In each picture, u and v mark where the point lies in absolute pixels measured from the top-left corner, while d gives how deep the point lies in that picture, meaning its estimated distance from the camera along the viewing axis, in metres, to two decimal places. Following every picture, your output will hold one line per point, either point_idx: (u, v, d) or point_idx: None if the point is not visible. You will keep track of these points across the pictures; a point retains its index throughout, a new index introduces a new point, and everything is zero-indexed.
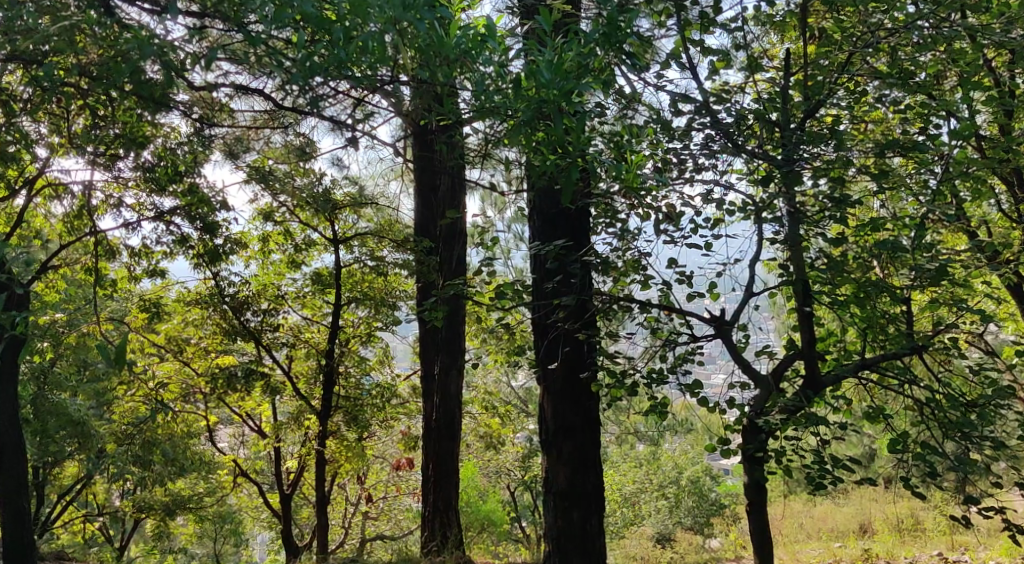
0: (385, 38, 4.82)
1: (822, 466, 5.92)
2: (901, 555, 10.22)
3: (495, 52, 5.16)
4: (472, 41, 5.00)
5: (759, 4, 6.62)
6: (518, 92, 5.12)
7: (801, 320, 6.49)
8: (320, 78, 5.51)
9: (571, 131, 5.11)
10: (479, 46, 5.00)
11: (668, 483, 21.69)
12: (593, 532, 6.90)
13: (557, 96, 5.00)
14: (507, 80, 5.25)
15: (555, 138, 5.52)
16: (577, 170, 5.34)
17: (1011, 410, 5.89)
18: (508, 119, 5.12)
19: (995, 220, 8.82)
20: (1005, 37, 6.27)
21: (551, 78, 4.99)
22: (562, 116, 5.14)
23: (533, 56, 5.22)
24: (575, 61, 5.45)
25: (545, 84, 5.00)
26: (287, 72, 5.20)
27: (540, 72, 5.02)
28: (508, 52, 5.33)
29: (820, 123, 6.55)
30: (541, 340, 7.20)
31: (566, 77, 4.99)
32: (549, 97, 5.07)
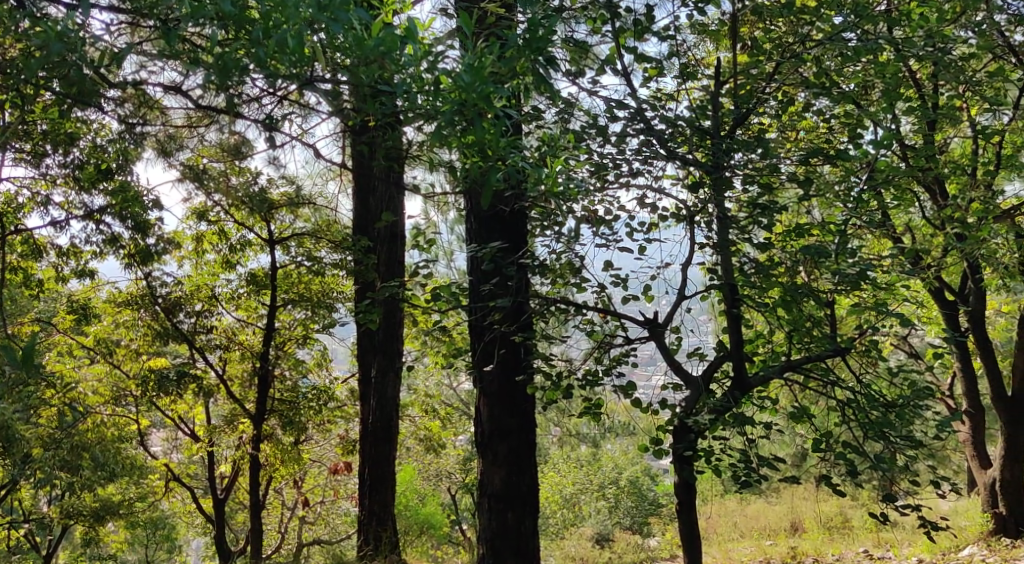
0: (304, 37, 4.77)
1: (748, 465, 6.04)
2: (829, 554, 10.42)
3: (416, 53, 5.11)
4: (392, 42, 4.94)
5: (692, 13, 6.75)
6: (438, 94, 5.09)
7: (731, 324, 6.61)
8: (245, 78, 5.46)
9: (489, 133, 5.09)
10: (398, 46, 4.91)
11: (608, 484, 21.75)
12: (526, 534, 6.93)
13: (476, 98, 4.93)
14: (431, 82, 5.23)
15: (476, 140, 5.42)
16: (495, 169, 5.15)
17: (930, 411, 6.06)
18: (429, 120, 5.11)
19: (920, 227, 9.10)
20: (925, 50, 6.45)
21: (470, 81, 4.93)
22: (482, 118, 5.12)
23: (456, 56, 5.16)
24: (502, 65, 5.46)
25: (464, 87, 4.94)
26: (209, 70, 5.12)
27: (456, 77, 4.98)
28: (433, 52, 5.27)
29: (750, 130, 6.69)
30: (478, 341, 7.19)
31: (485, 80, 4.91)
32: (468, 100, 5.03)
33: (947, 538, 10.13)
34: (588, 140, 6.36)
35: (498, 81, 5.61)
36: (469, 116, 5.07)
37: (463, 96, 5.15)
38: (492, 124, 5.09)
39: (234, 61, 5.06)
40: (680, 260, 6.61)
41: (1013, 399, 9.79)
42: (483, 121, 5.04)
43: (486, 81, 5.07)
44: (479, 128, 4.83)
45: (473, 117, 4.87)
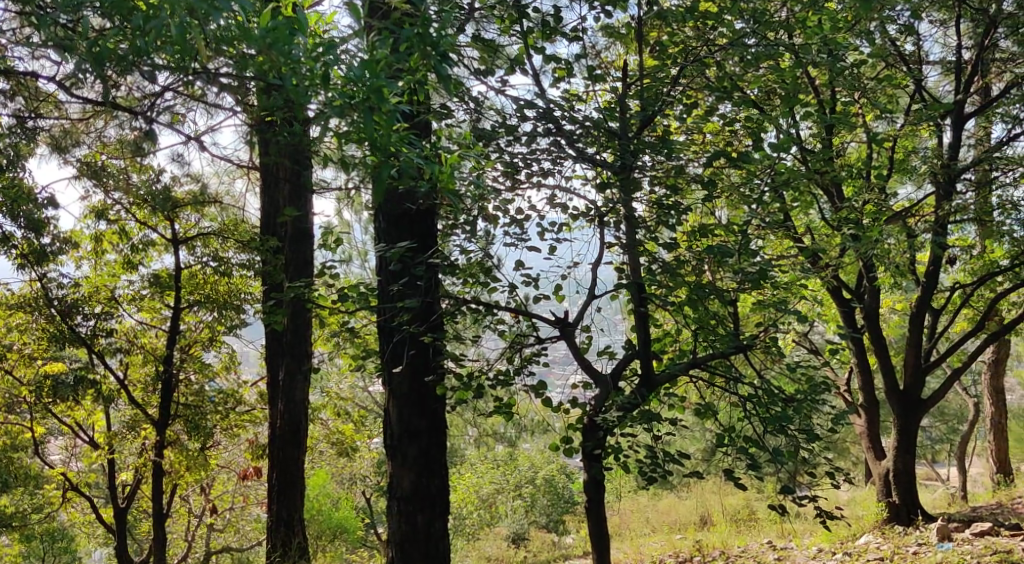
0: (189, 28, 4.64)
1: (653, 460, 6.15)
2: (735, 546, 10.66)
3: (306, 45, 5.01)
4: (279, 33, 4.81)
5: (599, 15, 6.82)
6: (328, 86, 5.02)
7: (639, 323, 6.74)
8: (135, 70, 5.30)
9: (384, 130, 5.05)
10: (287, 39, 4.81)
11: (524, 483, 21.78)
12: (436, 536, 6.90)
13: (366, 90, 4.89)
14: (324, 79, 5.16)
15: (369, 136, 5.34)
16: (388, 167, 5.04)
17: (827, 406, 6.29)
18: (320, 116, 5.05)
19: (819, 227, 9.40)
20: (820, 56, 6.67)
21: (361, 73, 4.89)
22: (377, 114, 5.08)
23: (352, 53, 5.08)
24: (398, 59, 5.40)
25: (354, 79, 4.91)
26: (91, 60, 4.95)
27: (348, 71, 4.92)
28: (329, 45, 5.20)
29: (656, 132, 6.81)
30: (386, 342, 7.10)
31: (375, 72, 4.89)
32: (361, 96, 4.98)
33: (845, 528, 10.48)
34: (497, 140, 6.39)
35: (400, 78, 5.56)
36: (362, 112, 5.01)
37: (358, 93, 5.09)
38: (386, 121, 5.06)
39: (118, 49, 4.92)
40: (590, 259, 6.67)
41: (905, 391, 10.19)
42: (375, 117, 4.98)
43: (380, 74, 5.04)
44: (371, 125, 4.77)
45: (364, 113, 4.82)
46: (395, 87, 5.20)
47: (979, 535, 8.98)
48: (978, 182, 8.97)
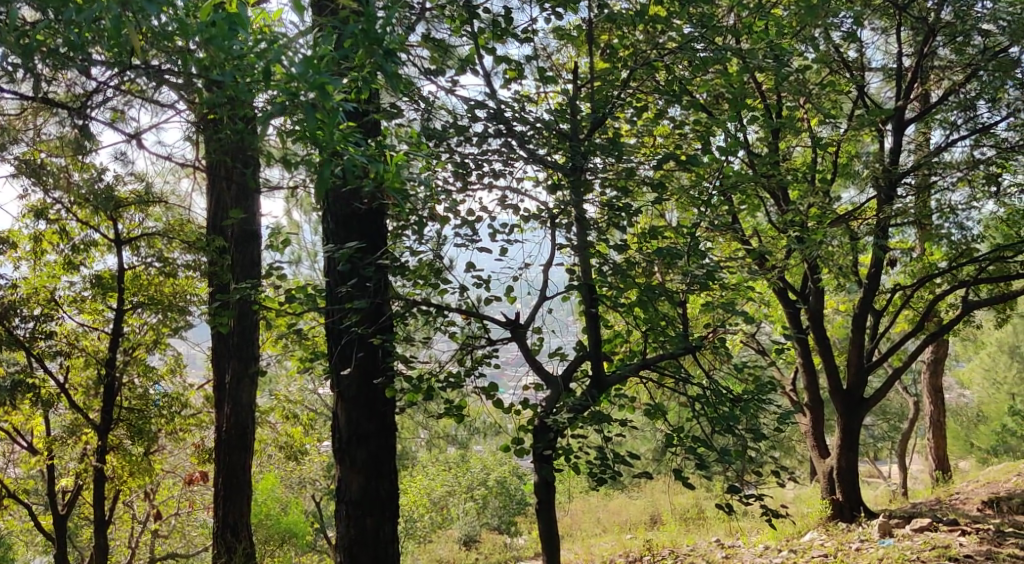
0: (124, 21, 4.50)
1: (603, 461, 6.16)
2: (683, 545, 10.72)
3: (246, 41, 4.89)
4: (218, 28, 4.75)
5: (550, 17, 6.81)
6: (268, 82, 4.89)
7: (590, 324, 6.74)
8: (70, 64, 5.14)
9: (328, 128, 4.95)
10: (227, 33, 4.75)
11: (476, 485, 21.69)
12: (384, 539, 6.82)
13: (308, 88, 4.77)
14: (264, 75, 5.04)
15: (313, 134, 5.25)
16: (330, 166, 4.92)
17: (773, 405, 6.37)
18: (263, 114, 4.99)
19: (766, 229, 9.51)
20: (766, 61, 6.75)
21: (302, 70, 4.78)
22: (320, 112, 4.98)
23: (293, 49, 4.97)
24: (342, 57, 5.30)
25: (296, 76, 4.79)
26: (22, 53, 4.79)
27: (289, 68, 4.87)
28: (271, 41, 5.09)
29: (606, 134, 6.83)
30: (335, 344, 7.01)
31: (317, 69, 4.77)
32: (304, 93, 4.88)
33: (791, 526, 10.60)
34: (448, 140, 6.35)
35: (345, 76, 5.46)
36: (305, 110, 4.92)
37: (300, 90, 4.99)
38: (331, 119, 4.97)
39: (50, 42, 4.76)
40: (541, 260, 6.66)
41: (848, 391, 10.35)
42: (318, 115, 4.95)
43: (323, 72, 4.93)
44: (312, 121, 4.73)
45: (306, 110, 4.77)
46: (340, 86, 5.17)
47: (920, 531, 9.16)
48: (918, 186, 9.15)
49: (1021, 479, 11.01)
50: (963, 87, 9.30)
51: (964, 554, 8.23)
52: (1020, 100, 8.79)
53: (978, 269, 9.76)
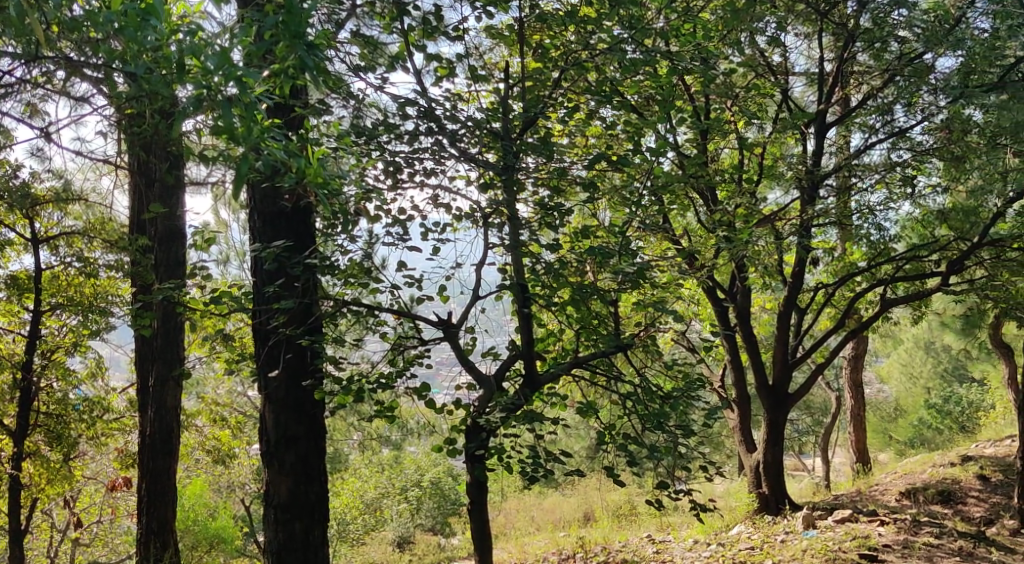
0: (28, 8, 4.33)
1: (535, 460, 6.16)
2: (615, 541, 10.79)
3: (157, 32, 4.75)
4: (130, 18, 4.66)
5: (481, 15, 6.78)
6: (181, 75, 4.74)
7: (523, 324, 6.73)
8: None
9: (245, 123, 4.82)
10: (139, 24, 4.65)
11: (410, 487, 21.48)
12: (314, 544, 6.71)
13: (222, 81, 4.65)
14: (177, 68, 4.90)
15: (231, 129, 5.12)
16: (248, 162, 4.79)
17: (702, 401, 6.46)
18: (179, 107, 4.89)
19: (695, 228, 9.62)
20: (692, 63, 6.82)
21: (217, 64, 4.66)
22: (238, 107, 4.86)
23: (207, 42, 4.84)
24: (262, 50, 5.17)
25: (211, 70, 4.67)
26: None
27: (206, 60, 4.79)
28: (185, 33, 4.95)
29: (537, 133, 6.82)
30: (262, 346, 6.86)
31: (231, 62, 4.66)
32: (219, 86, 4.75)
33: (719, 520, 10.75)
34: (379, 138, 6.28)
35: (267, 70, 5.34)
36: (221, 104, 4.79)
37: (216, 84, 4.86)
38: (249, 114, 4.84)
39: None
40: (473, 260, 6.63)
41: (774, 387, 10.54)
42: (236, 107, 4.86)
43: (239, 65, 4.80)
44: (229, 114, 4.65)
45: (222, 102, 4.69)
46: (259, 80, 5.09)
47: (841, 522, 9.39)
48: (839, 188, 9.36)
49: (936, 470, 11.36)
50: (881, 92, 9.56)
51: (882, 544, 8.51)
52: (932, 104, 9.05)
53: (895, 268, 10.00)
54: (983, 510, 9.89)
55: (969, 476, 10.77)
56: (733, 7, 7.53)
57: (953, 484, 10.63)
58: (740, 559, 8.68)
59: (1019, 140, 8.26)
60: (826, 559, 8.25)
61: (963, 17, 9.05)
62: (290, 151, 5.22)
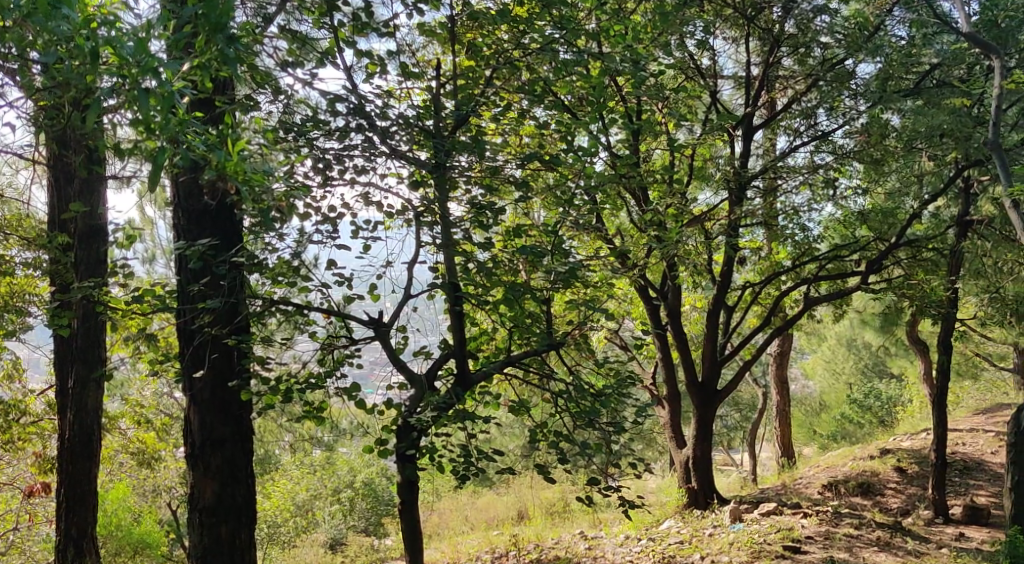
0: None
1: (466, 458, 6.15)
2: (547, 538, 10.84)
3: (69, 20, 4.62)
4: (41, 5, 4.53)
5: (412, 12, 6.74)
6: (95, 65, 4.62)
7: (455, 322, 6.72)
8: None
9: (163, 115, 4.72)
10: (49, 11, 4.52)
11: (343, 488, 21.22)
12: (240, 547, 6.60)
13: (138, 73, 4.56)
14: (92, 58, 4.78)
15: (149, 122, 5.00)
16: (166, 155, 4.69)
17: (632, 398, 6.54)
18: (94, 99, 4.77)
19: (627, 228, 9.72)
20: (623, 65, 6.87)
21: (132, 55, 4.56)
22: (155, 98, 4.76)
23: (123, 32, 4.73)
24: (183, 42, 5.07)
25: (126, 61, 4.56)
26: None
27: (122, 51, 4.68)
28: (101, 23, 4.82)
29: (470, 132, 6.80)
30: (187, 345, 6.71)
31: (148, 53, 4.56)
32: (134, 77, 4.64)
33: (650, 515, 10.89)
34: (308, 135, 6.17)
35: (188, 62, 5.23)
36: (137, 95, 4.68)
37: (132, 74, 4.75)
38: (167, 106, 4.74)
39: None
40: (404, 258, 6.60)
41: (703, 383, 10.70)
42: (153, 100, 4.76)
43: (156, 56, 4.70)
44: (146, 107, 4.55)
45: (139, 95, 4.58)
46: (180, 73, 4.99)
47: (766, 515, 9.60)
48: (765, 189, 9.56)
49: (856, 463, 11.69)
50: (804, 96, 9.79)
51: (805, 536, 8.73)
52: (853, 109, 9.36)
53: (818, 267, 10.23)
54: (900, 501, 10.22)
55: (887, 469, 11.11)
56: (662, 11, 7.62)
57: (873, 476, 10.95)
58: (670, 553, 8.80)
59: (934, 143, 8.54)
60: (751, 551, 8.41)
61: (881, 25, 9.35)
62: (211, 146, 5.13)
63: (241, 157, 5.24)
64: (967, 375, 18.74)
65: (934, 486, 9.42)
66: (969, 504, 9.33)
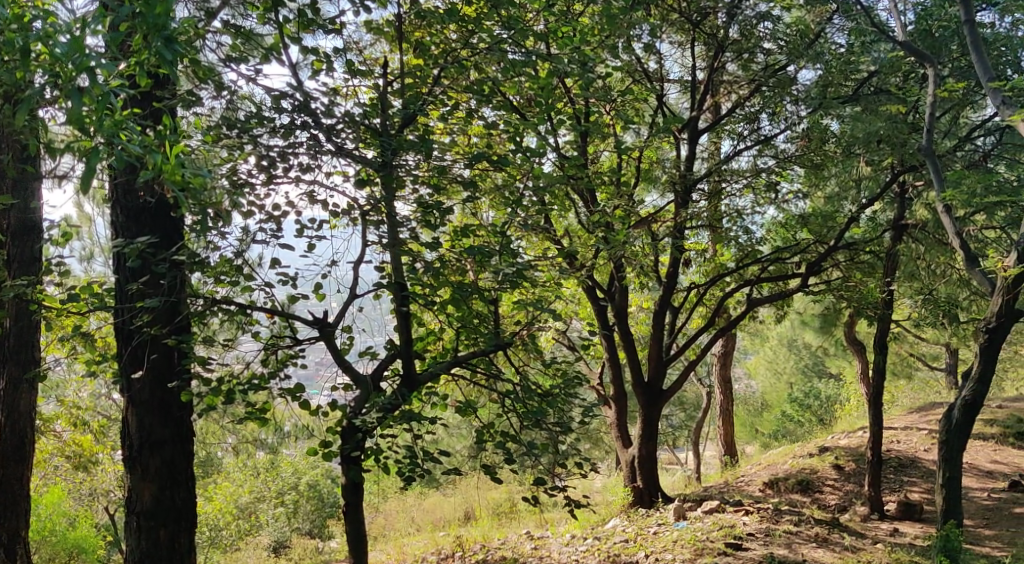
0: None
1: (412, 460, 6.10)
2: (494, 539, 10.81)
3: None
4: None
5: (359, 9, 6.65)
6: (26, 61, 4.48)
7: (402, 322, 6.65)
8: None
9: (97, 114, 4.59)
10: None
11: (287, 490, 20.81)
12: (180, 550, 6.45)
13: (71, 71, 4.42)
14: (23, 54, 4.62)
15: (83, 119, 4.86)
16: (100, 155, 4.56)
17: (579, 398, 6.55)
18: (25, 96, 4.61)
19: (574, 229, 9.74)
20: (571, 66, 6.87)
21: (65, 52, 4.42)
22: (88, 97, 4.62)
23: (55, 28, 4.58)
24: (119, 38, 4.93)
25: (59, 57, 4.42)
26: None
27: (55, 48, 4.54)
28: (33, 17, 4.67)
29: (417, 131, 6.74)
30: (125, 345, 6.52)
31: (82, 50, 4.43)
32: (66, 74, 4.50)
33: (596, 514, 10.94)
34: (252, 131, 6.05)
35: (125, 58, 5.09)
36: (69, 93, 4.54)
37: (64, 72, 4.61)
38: (101, 105, 4.61)
39: None
40: (349, 258, 6.52)
41: (649, 383, 10.77)
42: (88, 99, 4.63)
43: (90, 53, 4.56)
44: (79, 106, 4.42)
45: (72, 94, 4.45)
46: (116, 70, 4.86)
47: (709, 513, 9.69)
48: (710, 192, 9.66)
49: (796, 461, 11.87)
50: (748, 101, 9.91)
51: (746, 533, 8.84)
52: (795, 115, 9.57)
53: (762, 269, 10.37)
54: (838, 498, 10.41)
55: (826, 466, 11.30)
56: (609, 13, 7.65)
57: (812, 474, 11.12)
58: (615, 552, 8.83)
59: (871, 149, 8.70)
60: (695, 549, 8.48)
61: (822, 32, 9.51)
62: (149, 145, 5.01)
63: (181, 156, 5.13)
64: (902, 374, 19.16)
65: (871, 483, 9.60)
66: (904, 500, 9.53)
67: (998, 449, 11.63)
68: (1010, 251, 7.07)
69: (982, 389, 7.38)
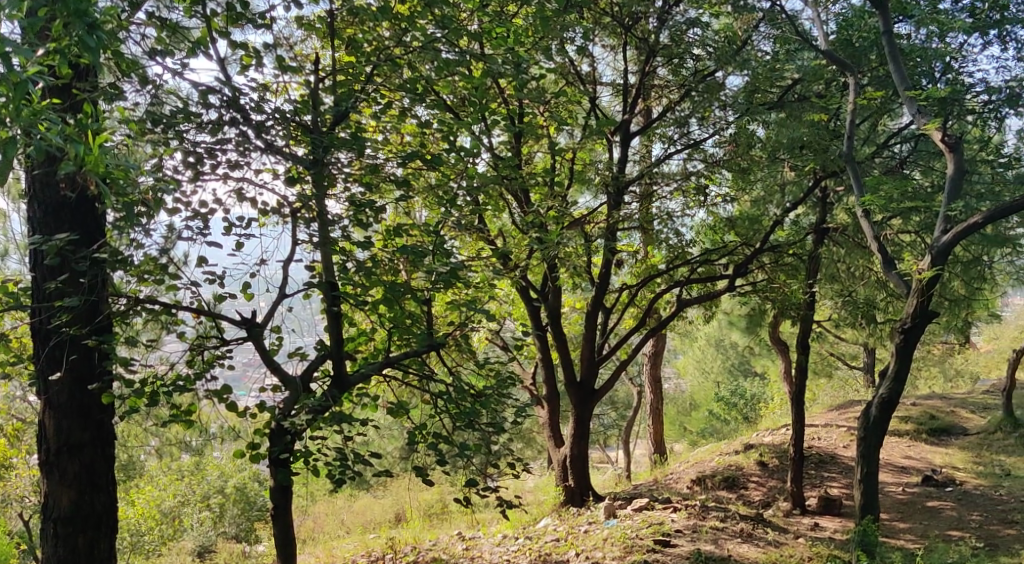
0: None
1: (342, 462, 6.00)
2: (425, 540, 10.75)
3: None
4: None
5: (289, 5, 6.53)
6: None
7: (332, 322, 6.55)
8: None
9: (14, 102, 4.39)
10: None
11: (212, 493, 19.71)
12: (99, 556, 6.25)
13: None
14: None
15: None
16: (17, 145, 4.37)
17: (512, 398, 6.54)
18: None
19: (508, 229, 9.73)
20: (504, 67, 6.84)
21: None
22: (4, 84, 4.42)
23: None
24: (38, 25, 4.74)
25: None
26: None
27: None
28: None
29: (349, 128, 6.63)
30: (41, 346, 6.27)
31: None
32: None
33: (527, 514, 10.95)
34: (177, 126, 5.94)
35: (44, 45, 4.89)
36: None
37: None
38: (18, 93, 4.41)
39: None
40: (279, 257, 6.39)
41: (581, 383, 10.82)
42: (4, 87, 4.43)
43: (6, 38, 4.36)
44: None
45: None
46: (34, 58, 4.66)
47: (639, 510, 9.78)
48: (642, 194, 9.75)
49: (723, 458, 12.06)
50: (678, 105, 10.04)
51: (674, 529, 8.93)
52: (723, 120, 9.71)
53: (691, 270, 10.50)
54: (762, 494, 10.61)
55: (750, 463, 11.50)
56: (542, 15, 7.64)
57: (738, 471, 11.31)
58: (546, 551, 8.85)
59: (795, 154, 8.87)
60: (624, 547, 8.55)
61: (749, 40, 9.69)
62: (69, 136, 4.82)
63: (103, 148, 4.95)
64: (823, 374, 19.65)
65: (794, 479, 9.80)
66: (825, 495, 9.75)
67: (912, 444, 11.99)
68: (925, 254, 7.25)
69: (898, 387, 7.47)
